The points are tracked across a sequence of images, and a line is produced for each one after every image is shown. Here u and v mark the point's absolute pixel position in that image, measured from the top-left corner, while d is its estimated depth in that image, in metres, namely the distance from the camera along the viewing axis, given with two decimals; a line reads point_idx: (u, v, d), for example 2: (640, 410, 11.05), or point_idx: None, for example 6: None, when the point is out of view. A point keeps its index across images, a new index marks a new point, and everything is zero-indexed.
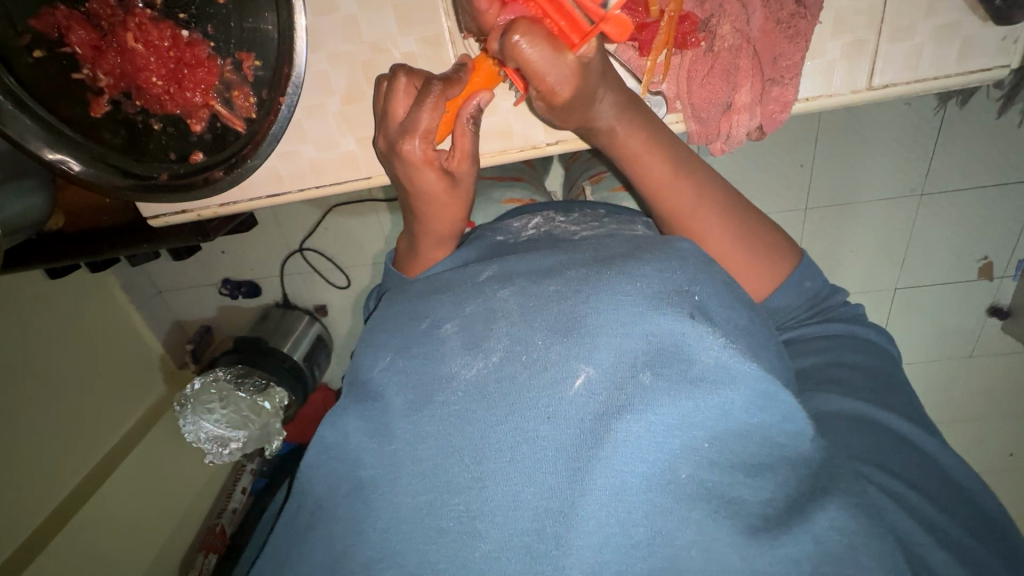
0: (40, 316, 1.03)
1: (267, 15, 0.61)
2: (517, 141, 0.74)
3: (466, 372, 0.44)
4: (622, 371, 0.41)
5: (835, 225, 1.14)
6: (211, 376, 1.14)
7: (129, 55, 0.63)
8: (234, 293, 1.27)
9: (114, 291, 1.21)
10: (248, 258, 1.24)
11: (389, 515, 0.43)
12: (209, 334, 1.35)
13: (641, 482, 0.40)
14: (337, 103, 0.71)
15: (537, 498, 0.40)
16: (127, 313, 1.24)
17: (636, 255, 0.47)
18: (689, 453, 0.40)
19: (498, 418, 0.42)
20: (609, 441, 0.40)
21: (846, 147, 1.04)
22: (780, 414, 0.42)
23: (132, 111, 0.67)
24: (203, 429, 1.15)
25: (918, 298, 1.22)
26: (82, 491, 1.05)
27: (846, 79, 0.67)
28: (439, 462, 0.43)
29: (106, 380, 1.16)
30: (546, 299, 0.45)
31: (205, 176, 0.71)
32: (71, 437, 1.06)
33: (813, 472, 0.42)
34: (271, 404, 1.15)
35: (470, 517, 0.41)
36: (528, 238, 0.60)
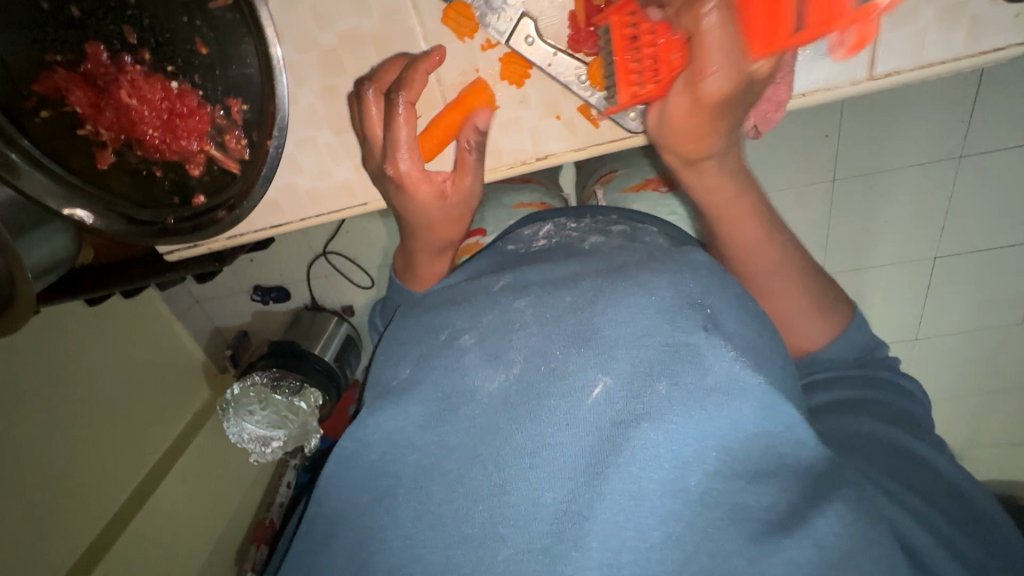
0: (88, 338, 1.09)
1: (250, 61, 0.62)
2: (507, 158, 0.73)
3: (489, 383, 0.48)
4: (639, 380, 0.44)
5: (865, 196, 1.09)
6: (249, 380, 1.19)
7: (125, 110, 0.65)
8: (264, 299, 1.33)
9: (160, 307, 1.28)
10: (277, 262, 1.28)
11: (409, 524, 0.45)
12: (246, 339, 1.39)
13: (655, 486, 0.41)
14: (327, 135, 0.72)
15: (557, 501, 0.42)
16: (169, 327, 1.30)
17: (647, 264, 0.51)
18: (700, 460, 0.42)
19: (519, 425, 0.45)
20: (627, 447, 0.42)
21: (873, 113, 0.98)
22: (782, 423, 0.44)
23: (135, 161, 0.70)
24: (245, 430, 1.21)
25: (959, 267, 1.16)
26: (140, 493, 1.13)
27: (844, 70, 0.63)
28: (464, 469, 0.45)
29: (154, 395, 1.23)
30: (565, 311, 0.49)
31: (209, 217, 0.74)
32: (123, 455, 1.12)
33: (813, 478, 0.43)
34: (307, 404, 1.20)
35: (494, 523, 0.43)
36: (541, 249, 0.61)
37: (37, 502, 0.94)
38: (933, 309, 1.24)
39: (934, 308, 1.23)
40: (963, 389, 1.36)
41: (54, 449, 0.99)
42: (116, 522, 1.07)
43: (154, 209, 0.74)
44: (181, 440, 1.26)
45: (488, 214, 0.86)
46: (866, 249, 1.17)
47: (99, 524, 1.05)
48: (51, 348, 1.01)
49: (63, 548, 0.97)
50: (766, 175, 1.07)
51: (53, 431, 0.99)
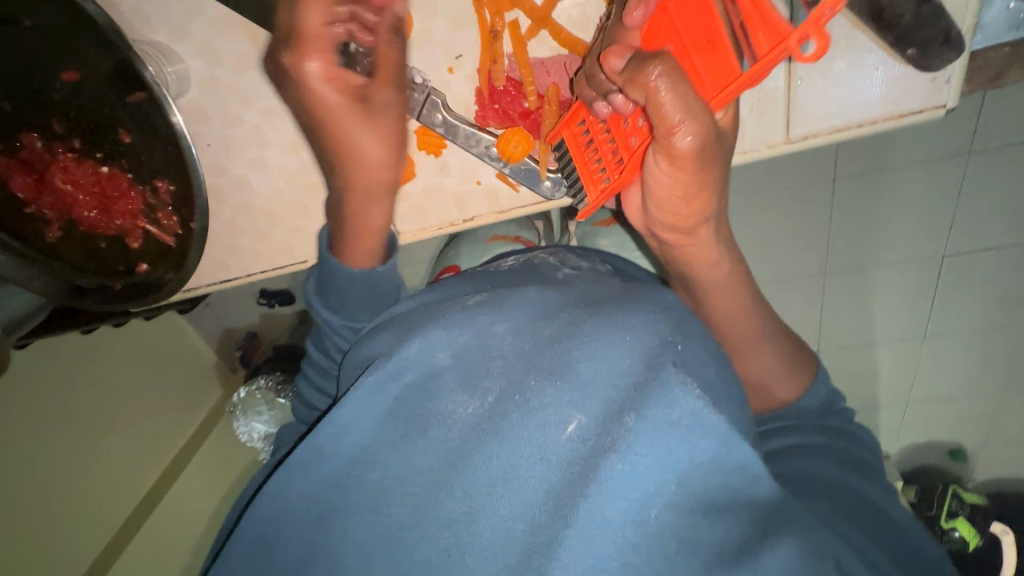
0: (97, 351, 1.14)
1: (172, 146, 0.67)
2: (435, 220, 0.78)
3: (462, 411, 0.45)
4: (609, 412, 0.43)
5: (869, 195, 1.05)
6: (255, 383, 1.25)
7: (63, 194, 0.70)
8: (271, 303, 1.34)
9: (180, 324, 1.35)
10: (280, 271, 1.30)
11: (357, 551, 0.42)
12: (255, 340, 1.41)
13: (620, 517, 0.40)
14: (259, 202, 0.76)
15: (522, 531, 0.40)
16: (184, 334, 1.36)
17: (620, 301, 0.50)
18: (663, 494, 0.41)
19: (489, 453, 0.42)
20: (595, 479, 0.40)
21: None
22: (739, 459, 0.42)
23: (79, 235, 0.74)
24: (254, 429, 1.27)
25: (965, 266, 1.12)
26: (155, 492, 1.19)
27: (760, 135, 0.67)
28: (428, 496, 0.42)
29: (161, 400, 1.27)
30: (544, 341, 0.47)
31: (153, 281, 0.76)
32: (130, 462, 1.17)
33: (761, 512, 0.41)
34: None
35: (458, 547, 0.40)
36: (509, 275, 0.60)
37: (43, 506, 0.99)
38: (939, 308, 1.20)
39: (941, 307, 1.20)
40: (969, 388, 1.33)
41: (59, 457, 1.03)
42: (130, 523, 1.13)
43: (99, 275, 0.76)
44: (188, 443, 1.31)
45: (465, 251, 0.86)
46: (870, 248, 1.13)
47: (111, 528, 1.10)
48: (60, 364, 1.06)
49: (69, 548, 1.02)
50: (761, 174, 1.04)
51: (59, 440, 1.03)
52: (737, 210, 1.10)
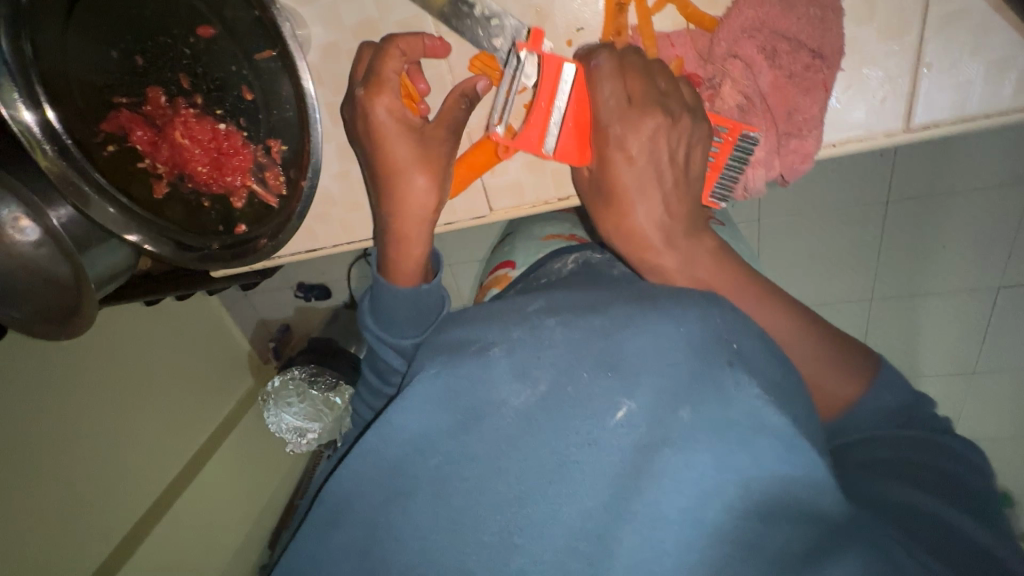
0: (136, 328, 1.16)
1: (290, 108, 0.61)
2: (529, 199, 0.69)
3: (514, 400, 0.43)
4: (661, 402, 0.40)
5: (921, 220, 1.02)
6: (289, 373, 1.25)
7: (180, 149, 0.64)
8: (308, 296, 1.35)
9: (219, 310, 1.40)
10: (319, 263, 1.31)
11: (415, 533, 0.41)
12: (288, 333, 1.43)
13: (679, 516, 0.37)
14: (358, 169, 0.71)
15: (579, 519, 0.38)
16: (222, 321, 1.40)
17: (673, 293, 0.46)
18: (721, 497, 0.37)
19: (543, 444, 0.40)
20: (647, 471, 0.38)
21: (932, 148, 0.93)
22: (803, 465, 0.37)
23: (186, 193, 0.68)
24: (283, 420, 1.28)
25: (1022, 298, 1.07)
26: (181, 478, 1.19)
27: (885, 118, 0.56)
28: (484, 481, 0.41)
29: (189, 390, 1.27)
30: (595, 335, 0.44)
31: (250, 244, 0.70)
32: (149, 456, 1.15)
33: (829, 520, 0.36)
34: (343, 400, 1.24)
35: (512, 531, 0.39)
36: (567, 276, 0.58)
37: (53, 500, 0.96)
38: (992, 340, 1.15)
39: (993, 341, 1.15)
40: (1019, 427, 1.26)
41: (74, 446, 1.01)
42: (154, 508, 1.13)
43: (200, 235, 0.71)
44: (213, 437, 1.30)
45: (519, 246, 0.81)
46: (919, 276, 1.09)
47: (145, 501, 1.12)
48: (90, 350, 1.06)
49: (74, 544, 0.99)
50: (810, 192, 1.02)
51: (73, 428, 1.01)
52: (782, 227, 1.08)
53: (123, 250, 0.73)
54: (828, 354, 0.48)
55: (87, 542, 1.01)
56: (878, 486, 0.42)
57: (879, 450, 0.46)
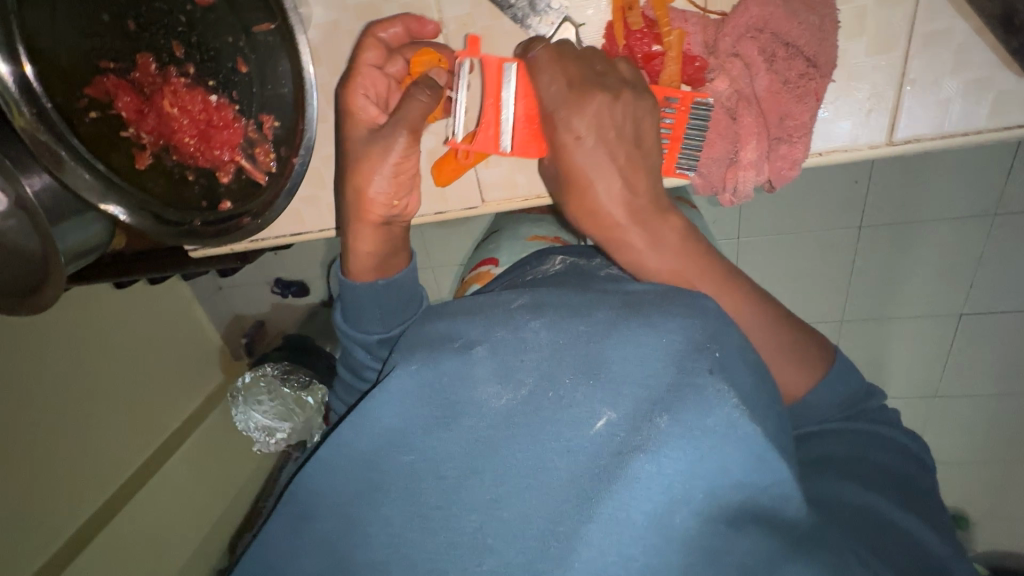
0: (92, 318, 1.09)
1: (285, 84, 0.61)
2: (521, 191, 0.70)
3: (494, 401, 0.40)
4: (642, 408, 0.37)
5: (894, 245, 1.05)
6: (261, 371, 1.22)
7: (165, 119, 0.62)
8: (284, 292, 1.33)
9: (187, 299, 1.32)
10: (297, 259, 1.28)
11: (385, 528, 0.40)
12: (263, 329, 1.40)
13: (646, 520, 0.35)
14: None
15: (547, 521, 0.36)
16: (189, 312, 1.33)
17: (663, 299, 0.42)
18: (691, 502, 0.35)
19: (521, 447, 0.38)
20: (621, 479, 0.35)
21: (906, 173, 0.97)
22: (773, 477, 0.36)
23: (169, 165, 0.65)
24: (251, 418, 1.24)
25: (983, 326, 1.12)
26: (140, 475, 1.14)
27: (863, 133, 0.59)
28: (459, 481, 0.39)
29: (149, 384, 1.20)
30: (577, 338, 0.40)
31: (235, 222, 0.68)
32: (99, 456, 1.07)
33: (787, 527, 0.36)
34: (315, 400, 1.21)
35: (481, 532, 0.38)
36: (556, 276, 0.56)
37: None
38: (954, 365, 1.19)
39: (955, 366, 1.19)
40: (976, 450, 1.30)
41: (16, 444, 0.93)
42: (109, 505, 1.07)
43: (182, 210, 0.67)
44: (175, 433, 1.24)
45: (503, 245, 0.81)
46: (888, 300, 1.13)
47: (100, 498, 1.07)
48: (39, 340, 0.98)
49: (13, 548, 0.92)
50: (788, 212, 1.05)
51: (15, 426, 0.93)
52: (762, 246, 1.10)
53: (97, 224, 0.69)
54: (810, 362, 0.48)
55: (26, 549, 0.93)
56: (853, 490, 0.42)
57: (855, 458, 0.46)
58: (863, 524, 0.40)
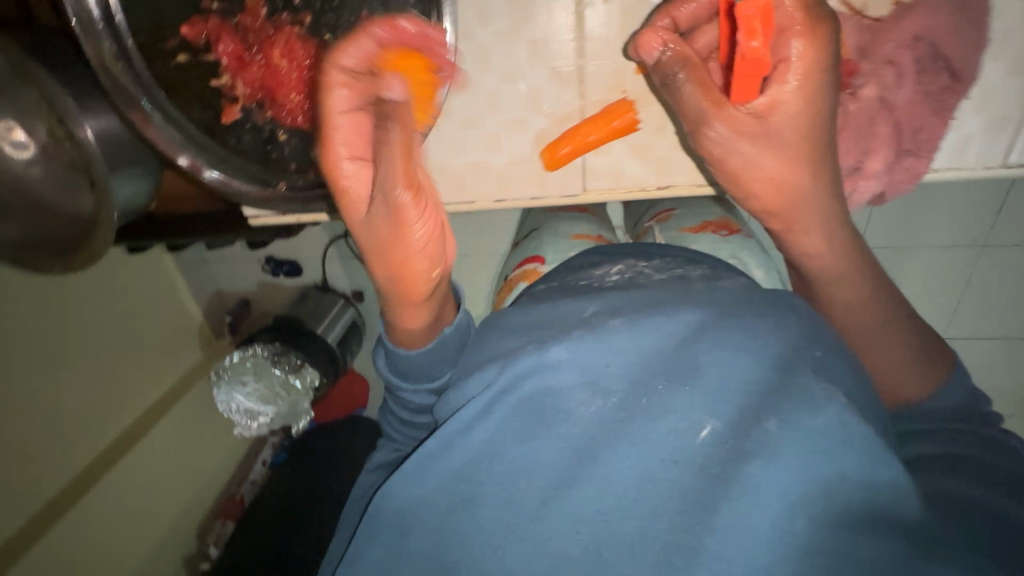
0: (85, 281, 1.04)
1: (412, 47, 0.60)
2: (627, 182, 0.71)
3: (587, 408, 0.38)
4: (746, 414, 0.34)
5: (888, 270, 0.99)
6: (250, 351, 1.16)
7: (274, 69, 0.60)
8: (275, 271, 1.28)
9: (172, 271, 1.25)
10: (293, 238, 1.22)
11: (491, 545, 0.35)
12: (246, 310, 1.34)
13: (771, 532, 0.31)
14: (454, 126, 0.69)
15: (666, 532, 0.32)
16: (168, 285, 1.24)
17: (749, 306, 0.41)
18: (820, 509, 0.31)
19: (626, 456, 0.35)
20: (736, 484, 0.32)
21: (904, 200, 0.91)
22: (888, 478, 0.33)
23: (261, 121, 0.62)
24: (234, 400, 1.19)
25: None
26: (111, 454, 1.07)
27: (979, 155, 0.64)
28: (562, 491, 0.35)
29: (133, 355, 1.15)
30: (666, 344, 0.39)
31: (323, 189, 0.65)
32: (78, 424, 1.02)
33: (915, 532, 0.32)
34: (301, 383, 1.16)
35: (596, 547, 0.33)
36: (615, 282, 0.52)
37: None
38: None
39: None
40: None
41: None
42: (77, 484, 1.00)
43: (266, 168, 0.63)
44: (151, 411, 1.17)
45: (546, 241, 0.79)
46: None
47: (67, 474, 0.99)
48: (29, 297, 0.94)
49: None
50: None
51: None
52: None
53: (144, 180, 0.64)
54: None
55: None
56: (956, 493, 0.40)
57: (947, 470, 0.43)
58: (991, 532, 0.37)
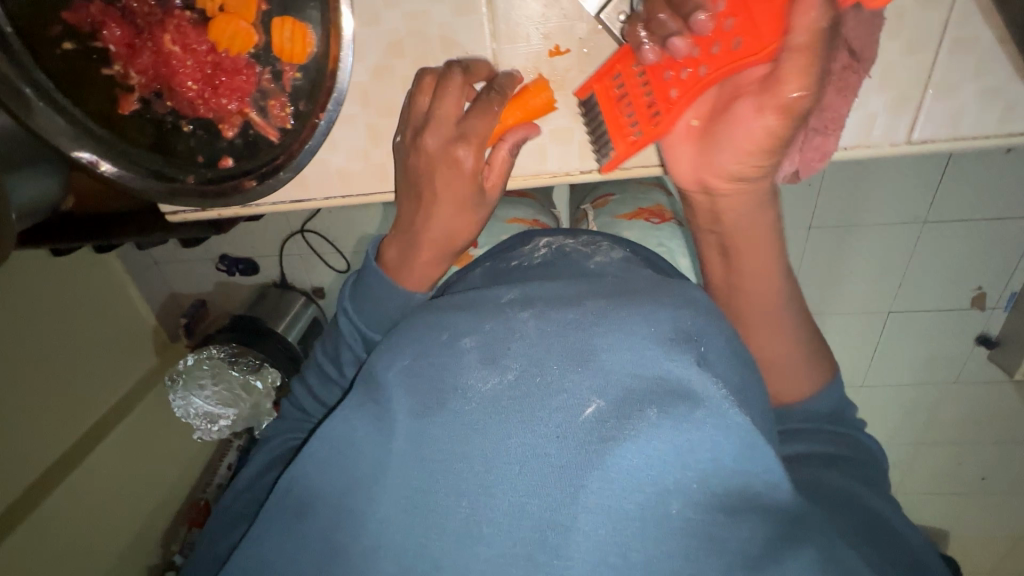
0: (18, 288, 0.97)
1: (314, 34, 0.54)
2: (552, 166, 0.63)
3: (481, 385, 0.37)
4: (630, 398, 0.35)
5: (833, 249, 1.03)
6: (205, 352, 1.12)
7: (165, 57, 0.55)
8: (231, 269, 1.24)
9: (115, 270, 1.19)
10: (248, 234, 1.19)
11: (380, 516, 0.35)
12: (203, 310, 1.29)
13: (634, 508, 0.33)
14: (371, 114, 0.61)
15: (542, 510, 0.33)
16: (122, 288, 1.21)
17: (651, 293, 0.43)
18: (681, 487, 0.34)
19: (509, 434, 0.35)
20: (607, 468, 0.33)
21: (851, 178, 0.94)
22: (761, 464, 0.35)
23: (161, 112, 0.58)
24: (192, 404, 1.15)
25: None
26: (63, 464, 1.02)
27: (886, 132, 0.56)
28: (445, 466, 0.35)
29: (81, 362, 1.09)
30: (566, 327, 0.39)
31: (235, 184, 0.62)
32: (26, 441, 0.97)
33: (780, 516, 0.35)
34: (263, 384, 1.13)
35: (474, 519, 0.34)
36: (541, 264, 0.57)
37: None
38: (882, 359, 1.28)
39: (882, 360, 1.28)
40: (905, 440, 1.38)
41: None
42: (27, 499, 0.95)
43: (172, 164, 0.61)
44: (103, 421, 1.12)
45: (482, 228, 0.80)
46: None
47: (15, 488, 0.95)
48: None
49: None
50: None
51: None
52: None
53: (48, 179, 0.63)
54: (778, 339, 0.54)
55: None
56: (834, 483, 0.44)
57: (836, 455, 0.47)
58: (851, 515, 0.41)
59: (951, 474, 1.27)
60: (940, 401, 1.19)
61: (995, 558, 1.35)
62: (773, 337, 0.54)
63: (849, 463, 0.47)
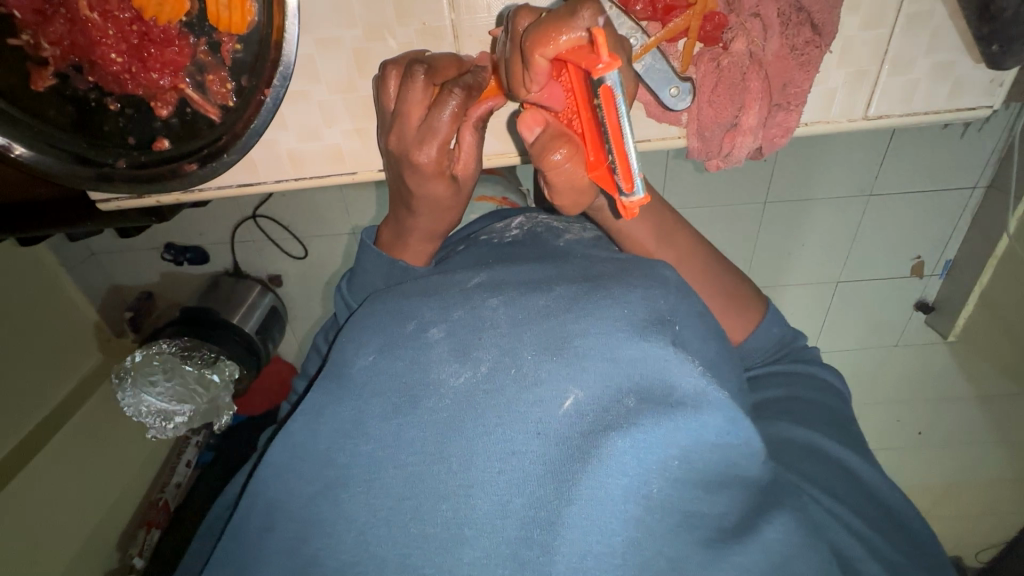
0: None
1: (253, 3, 0.50)
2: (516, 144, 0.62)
3: (454, 380, 0.36)
4: (608, 386, 0.35)
5: (788, 222, 1.06)
6: (153, 347, 1.04)
7: (82, 25, 0.50)
8: (178, 258, 1.16)
9: (51, 265, 1.10)
10: (198, 221, 1.12)
11: (367, 516, 0.34)
12: (150, 302, 1.23)
13: (619, 493, 0.32)
14: (325, 92, 0.57)
15: (525, 506, 0.32)
16: (54, 279, 1.11)
17: (622, 277, 0.42)
18: (664, 469, 0.34)
19: (487, 427, 0.34)
20: (591, 456, 0.33)
21: (804, 154, 0.97)
22: (739, 436, 0.37)
23: (83, 88, 0.53)
24: (143, 403, 1.07)
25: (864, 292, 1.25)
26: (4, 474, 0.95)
27: (843, 107, 0.57)
28: (425, 468, 0.34)
29: (14, 366, 1.01)
30: (537, 316, 0.39)
31: (171, 167, 0.58)
32: None
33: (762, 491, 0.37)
34: (220, 377, 1.07)
35: (456, 525, 0.32)
36: (512, 241, 0.56)
37: None
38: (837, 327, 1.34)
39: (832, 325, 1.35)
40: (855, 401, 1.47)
41: None
42: None
43: (99, 147, 0.57)
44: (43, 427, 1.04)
45: None
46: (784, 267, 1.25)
47: None
48: None
49: None
50: (716, 194, 1.02)
51: None
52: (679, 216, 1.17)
53: None
54: (743, 312, 0.56)
55: None
56: (791, 432, 0.47)
57: (811, 415, 0.49)
58: (823, 479, 0.43)
59: (895, 431, 1.37)
60: (884, 364, 1.27)
61: (929, 503, 1.47)
62: (735, 311, 0.56)
63: (805, 413, 0.49)
